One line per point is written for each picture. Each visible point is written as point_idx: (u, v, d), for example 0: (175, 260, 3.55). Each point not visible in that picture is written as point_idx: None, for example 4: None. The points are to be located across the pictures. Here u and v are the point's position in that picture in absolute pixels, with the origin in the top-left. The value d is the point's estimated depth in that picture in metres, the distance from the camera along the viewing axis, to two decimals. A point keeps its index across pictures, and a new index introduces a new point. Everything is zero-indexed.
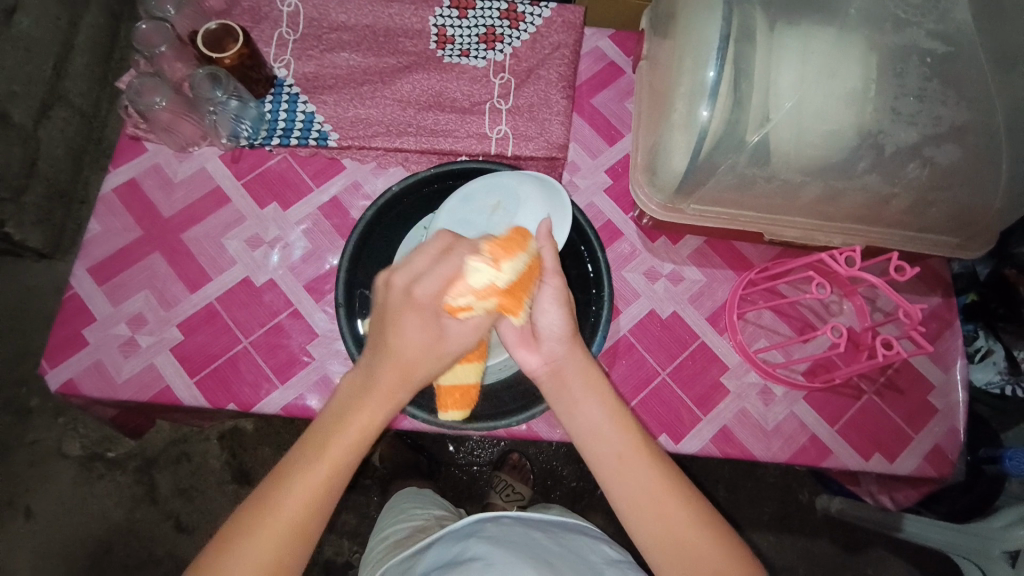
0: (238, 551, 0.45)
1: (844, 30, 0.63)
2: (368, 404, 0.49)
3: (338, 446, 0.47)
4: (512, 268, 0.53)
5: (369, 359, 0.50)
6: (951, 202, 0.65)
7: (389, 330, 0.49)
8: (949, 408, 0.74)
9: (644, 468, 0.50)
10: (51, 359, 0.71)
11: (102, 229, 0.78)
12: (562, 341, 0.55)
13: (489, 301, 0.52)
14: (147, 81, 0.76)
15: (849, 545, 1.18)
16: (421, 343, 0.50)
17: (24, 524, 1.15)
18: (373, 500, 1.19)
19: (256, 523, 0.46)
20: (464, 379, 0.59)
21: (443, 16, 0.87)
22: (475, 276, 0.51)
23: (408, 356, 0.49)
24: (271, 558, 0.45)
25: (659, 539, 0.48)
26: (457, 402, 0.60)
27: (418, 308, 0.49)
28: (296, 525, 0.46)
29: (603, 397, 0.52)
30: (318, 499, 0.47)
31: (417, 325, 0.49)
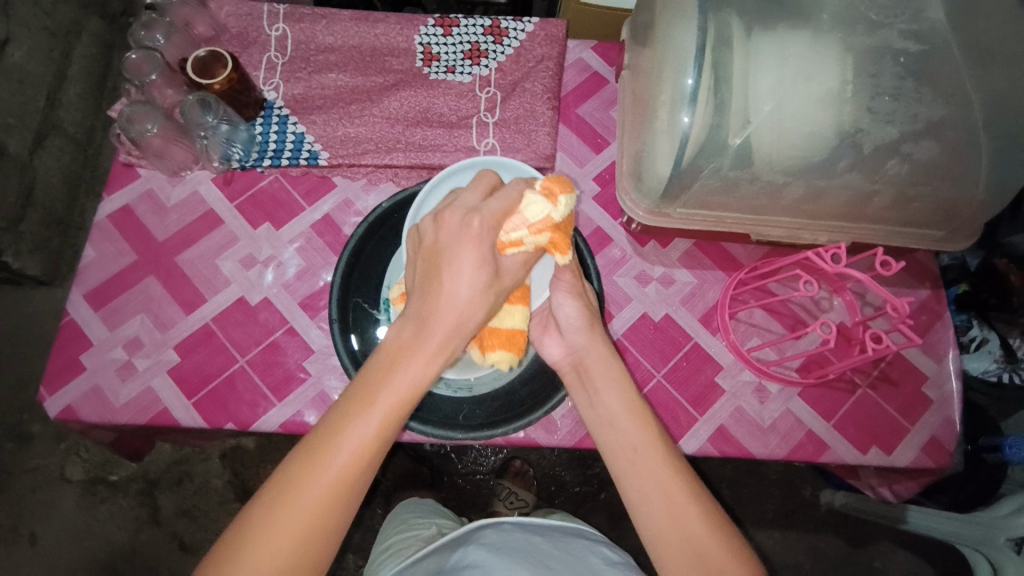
0: (281, 512, 0.42)
1: (819, 33, 0.64)
2: (421, 351, 0.46)
3: (391, 398, 0.44)
4: (566, 204, 0.55)
5: (420, 302, 0.48)
6: (932, 196, 0.66)
7: (444, 268, 0.49)
8: (943, 399, 0.74)
9: (657, 460, 0.50)
10: (49, 385, 0.71)
11: (97, 254, 0.79)
12: (580, 330, 0.60)
13: (542, 237, 0.53)
14: (137, 110, 0.76)
15: (854, 541, 1.18)
16: (477, 285, 0.49)
17: (27, 552, 1.14)
18: (376, 514, 1.17)
19: (300, 481, 0.42)
20: (512, 321, 0.58)
21: (428, 34, 0.88)
22: (531, 211, 0.53)
23: (463, 294, 0.48)
24: (317, 516, 0.42)
25: (660, 531, 0.48)
26: (502, 342, 0.57)
27: (475, 246, 0.49)
28: (344, 485, 0.43)
29: (622, 388, 0.55)
30: (368, 456, 0.43)
31: (473, 262, 0.49)
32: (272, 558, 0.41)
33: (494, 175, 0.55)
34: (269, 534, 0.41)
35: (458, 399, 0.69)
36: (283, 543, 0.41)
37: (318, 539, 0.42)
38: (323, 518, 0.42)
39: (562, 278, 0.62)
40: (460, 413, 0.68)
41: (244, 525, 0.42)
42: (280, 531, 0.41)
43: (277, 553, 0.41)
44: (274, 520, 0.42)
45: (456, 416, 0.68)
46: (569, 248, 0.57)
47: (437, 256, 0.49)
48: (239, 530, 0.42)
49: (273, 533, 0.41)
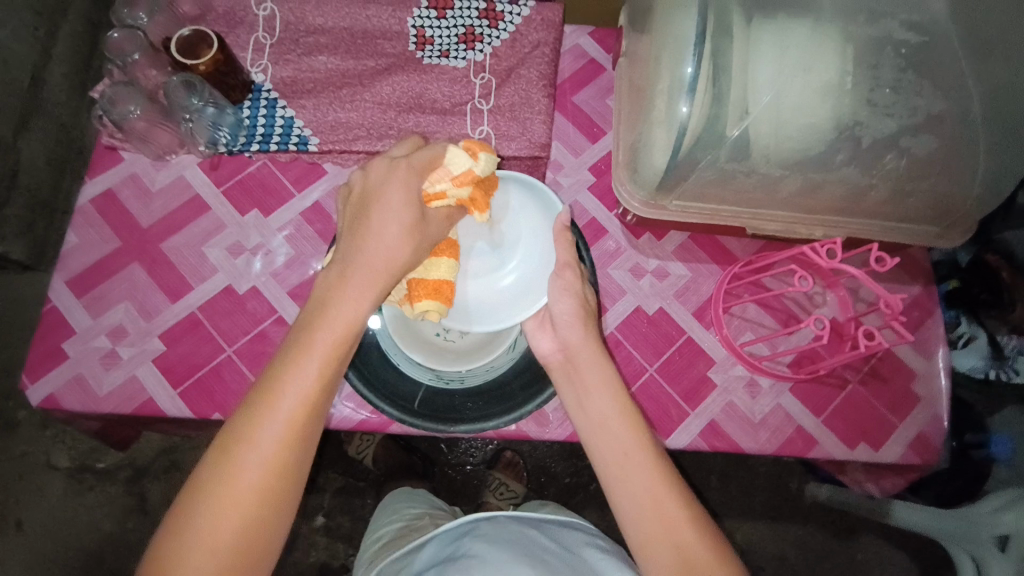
0: (236, 464, 0.43)
1: (820, 22, 0.63)
2: (354, 289, 0.50)
3: (329, 336, 0.47)
4: (486, 162, 0.58)
5: (349, 245, 0.52)
6: (931, 191, 0.65)
7: (372, 210, 0.53)
8: (932, 395, 0.75)
9: (646, 465, 0.50)
10: (31, 373, 0.70)
11: (79, 240, 0.77)
12: (574, 326, 0.59)
13: (464, 190, 0.57)
14: (120, 90, 0.75)
15: (839, 532, 1.19)
16: (404, 226, 0.53)
17: (15, 537, 1.13)
18: (367, 503, 1.19)
19: (253, 429, 0.44)
20: (438, 272, 0.60)
21: (421, 16, 0.86)
22: (453, 164, 0.56)
23: (389, 234, 0.52)
24: (277, 457, 0.44)
25: (644, 529, 0.48)
26: (428, 293, 0.59)
27: (401, 188, 0.53)
28: (297, 422, 0.45)
29: (611, 388, 0.55)
30: (315, 394, 0.46)
31: (400, 203, 0.53)
32: (237, 505, 0.42)
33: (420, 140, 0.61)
34: (233, 484, 0.43)
35: (450, 391, 0.68)
36: (245, 491, 0.43)
37: (280, 480, 0.44)
38: (282, 459, 0.44)
39: (563, 275, 0.61)
40: (453, 405, 0.68)
41: (203, 483, 0.43)
42: (241, 478, 0.43)
43: (242, 499, 0.43)
44: (232, 472, 0.43)
45: (448, 408, 0.67)
46: (488, 208, 0.60)
47: (364, 206, 0.53)
48: (198, 489, 0.43)
49: (236, 483, 0.43)
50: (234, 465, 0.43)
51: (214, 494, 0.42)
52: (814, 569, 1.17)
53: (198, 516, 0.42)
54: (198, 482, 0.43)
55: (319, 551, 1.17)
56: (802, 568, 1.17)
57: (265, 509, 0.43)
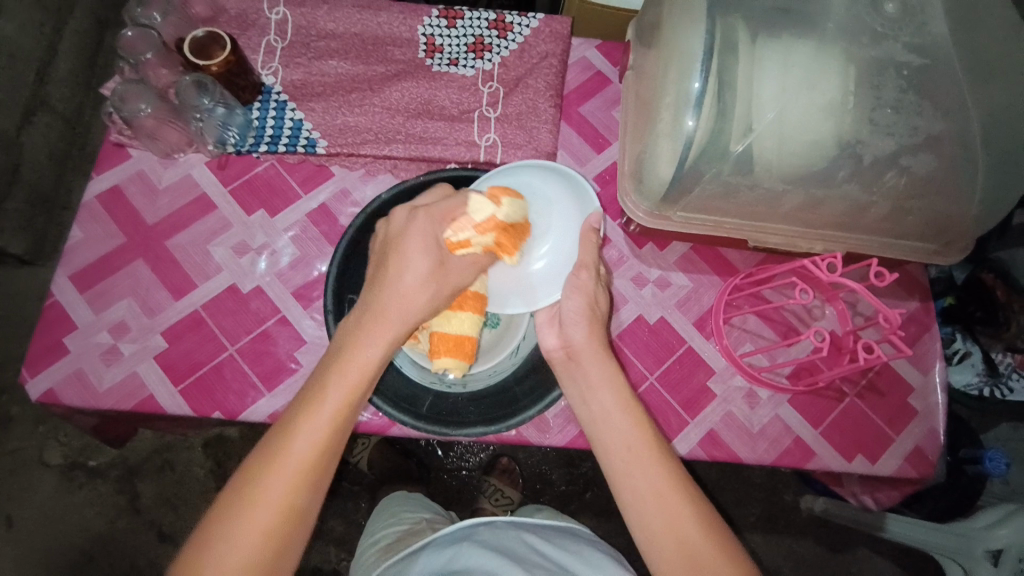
0: (245, 508, 0.44)
1: (824, 42, 0.64)
2: (371, 336, 0.51)
3: (345, 382, 0.48)
4: (507, 208, 0.61)
5: (370, 292, 0.53)
6: (929, 209, 0.67)
7: (392, 257, 0.54)
8: (928, 410, 0.76)
9: (650, 461, 0.50)
10: (31, 367, 0.70)
11: (84, 235, 0.77)
12: (579, 325, 0.60)
13: (487, 237, 0.59)
14: (131, 88, 0.74)
15: (833, 545, 1.20)
16: (422, 275, 0.53)
17: (3, 534, 1.12)
18: (361, 507, 1.18)
19: (266, 473, 0.44)
20: (459, 327, 0.61)
21: (432, 25, 0.87)
22: (476, 211, 0.58)
23: (407, 281, 0.53)
24: (288, 501, 0.44)
25: (648, 523, 0.48)
26: (449, 349, 0.61)
27: (418, 235, 0.55)
28: (309, 468, 0.45)
29: (615, 387, 0.56)
30: (329, 438, 0.47)
31: (419, 251, 0.54)
32: (243, 551, 0.43)
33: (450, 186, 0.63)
34: (243, 528, 0.43)
35: (453, 395, 0.68)
36: (252, 534, 0.43)
37: (289, 524, 0.44)
38: (292, 503, 0.44)
39: (579, 275, 0.62)
40: (454, 409, 0.68)
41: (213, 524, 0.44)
42: (251, 522, 0.43)
43: (249, 544, 0.43)
44: (241, 516, 0.43)
45: (449, 412, 0.67)
46: (515, 250, 0.62)
47: (385, 253, 0.55)
48: (207, 533, 0.43)
49: (246, 525, 0.43)
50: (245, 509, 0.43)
51: (223, 538, 0.43)
52: None
53: (204, 561, 0.42)
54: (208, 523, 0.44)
55: (311, 555, 1.16)
56: None
57: (271, 555, 0.43)
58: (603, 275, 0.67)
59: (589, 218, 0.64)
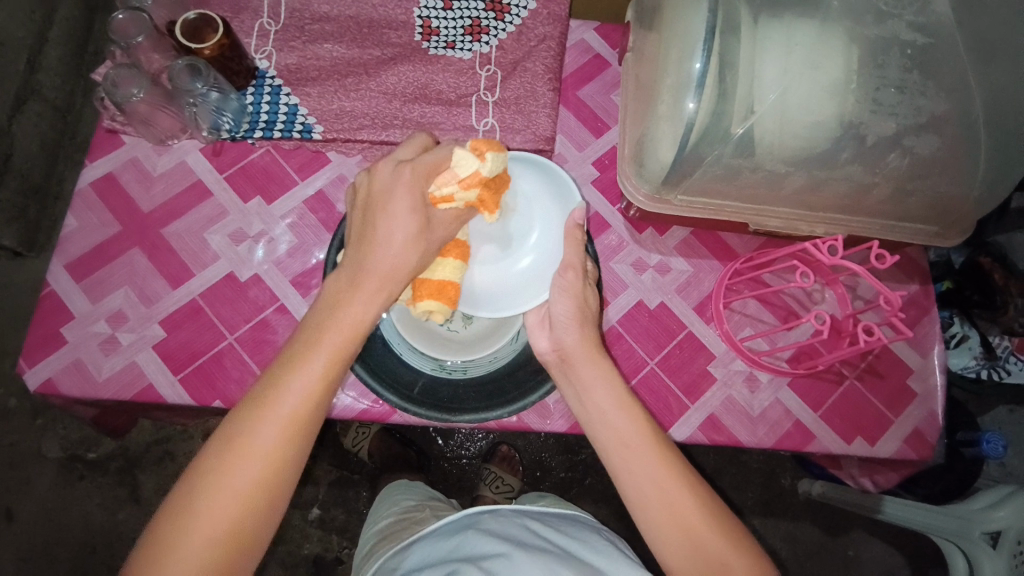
0: (233, 457, 0.43)
1: (827, 22, 0.64)
2: (361, 294, 0.50)
3: (336, 338, 0.48)
4: (494, 162, 0.57)
5: (357, 249, 0.52)
6: (931, 190, 0.66)
7: (379, 215, 0.53)
8: (927, 392, 0.76)
9: (650, 455, 0.50)
10: (29, 358, 0.69)
11: (78, 224, 0.76)
12: (570, 328, 0.59)
13: (471, 193, 0.57)
14: (123, 73, 0.71)
15: (829, 528, 1.21)
16: (411, 232, 0.52)
17: (4, 527, 1.12)
18: (362, 496, 1.19)
19: (254, 425, 0.44)
20: (442, 273, 0.61)
21: (428, 7, 0.85)
22: (460, 168, 0.56)
23: (397, 240, 0.52)
24: (274, 455, 0.44)
25: (649, 511, 0.49)
26: (432, 293, 0.60)
27: (407, 193, 0.53)
28: (295, 423, 0.45)
29: (606, 382, 0.55)
30: (316, 394, 0.46)
31: (407, 209, 0.53)
32: (231, 502, 0.42)
33: (430, 139, 0.60)
34: (228, 478, 0.43)
35: (453, 380, 0.68)
36: (241, 483, 0.43)
37: (275, 476, 0.44)
38: (280, 455, 0.44)
39: (565, 276, 0.61)
40: (454, 395, 0.68)
41: (196, 475, 0.43)
42: (238, 473, 0.43)
43: (235, 494, 0.43)
44: (229, 465, 0.43)
45: (449, 398, 0.67)
46: (495, 208, 0.61)
47: (371, 210, 0.53)
48: (194, 482, 0.43)
49: (233, 476, 0.43)
50: (229, 461, 0.43)
51: (210, 487, 0.42)
52: (805, 564, 1.19)
53: (193, 507, 0.42)
54: (191, 475, 0.43)
55: (313, 543, 1.16)
56: (793, 563, 1.19)
57: (257, 506, 0.43)
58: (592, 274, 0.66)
59: (572, 213, 0.62)
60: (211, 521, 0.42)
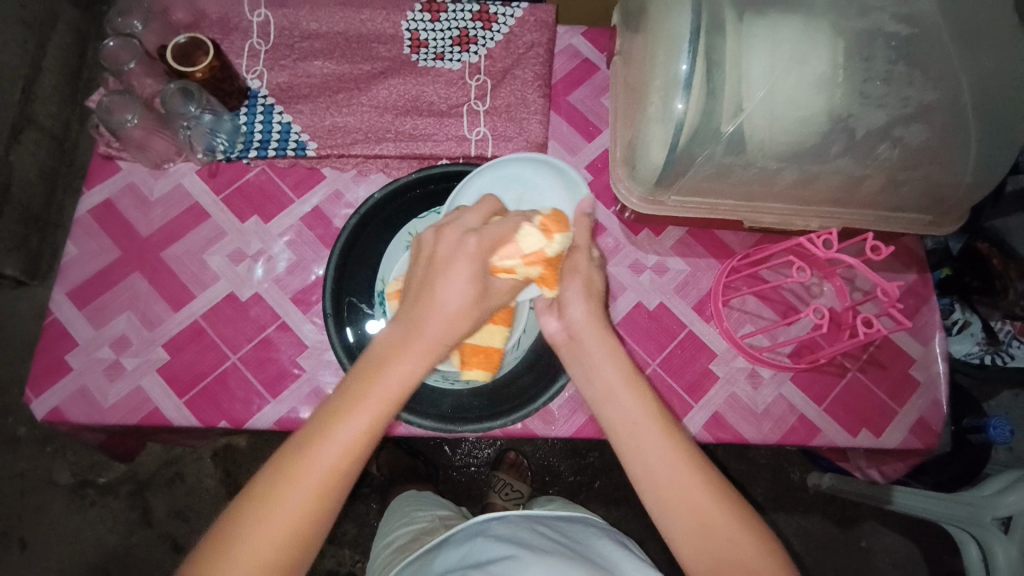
0: (273, 503, 0.43)
1: (811, 17, 0.64)
2: (412, 351, 0.49)
3: (382, 396, 0.46)
4: (560, 242, 0.59)
5: (412, 308, 0.51)
6: (924, 179, 0.67)
7: (439, 281, 0.51)
8: (931, 380, 0.76)
9: (660, 439, 0.49)
10: (35, 387, 0.70)
11: (79, 252, 0.77)
12: (579, 305, 0.57)
13: (532, 269, 0.57)
14: (116, 100, 0.73)
15: (841, 520, 1.21)
16: (466, 298, 0.51)
17: (17, 556, 1.12)
18: (372, 508, 1.19)
19: (294, 476, 0.44)
20: (491, 340, 0.61)
21: (415, 20, 0.86)
22: (527, 243, 0.56)
23: (452, 306, 0.51)
24: (309, 507, 0.44)
25: (660, 496, 0.48)
26: (480, 362, 0.61)
27: (470, 263, 0.52)
28: (333, 479, 0.44)
29: (618, 363, 0.54)
30: (358, 450, 0.45)
31: (467, 278, 0.51)
32: (264, 548, 0.42)
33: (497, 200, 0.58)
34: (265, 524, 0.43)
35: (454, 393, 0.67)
36: (274, 531, 0.43)
37: (310, 529, 0.44)
38: (318, 509, 0.44)
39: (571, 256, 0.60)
40: (459, 406, 0.68)
41: (236, 520, 0.43)
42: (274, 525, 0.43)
43: (270, 545, 0.43)
44: (269, 512, 0.43)
45: (453, 409, 0.68)
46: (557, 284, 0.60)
47: (431, 266, 0.52)
48: (235, 520, 0.43)
49: (268, 526, 0.43)
50: (268, 505, 0.43)
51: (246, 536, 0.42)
52: (818, 558, 1.19)
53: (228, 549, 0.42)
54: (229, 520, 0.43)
55: (325, 558, 1.17)
56: (806, 557, 1.19)
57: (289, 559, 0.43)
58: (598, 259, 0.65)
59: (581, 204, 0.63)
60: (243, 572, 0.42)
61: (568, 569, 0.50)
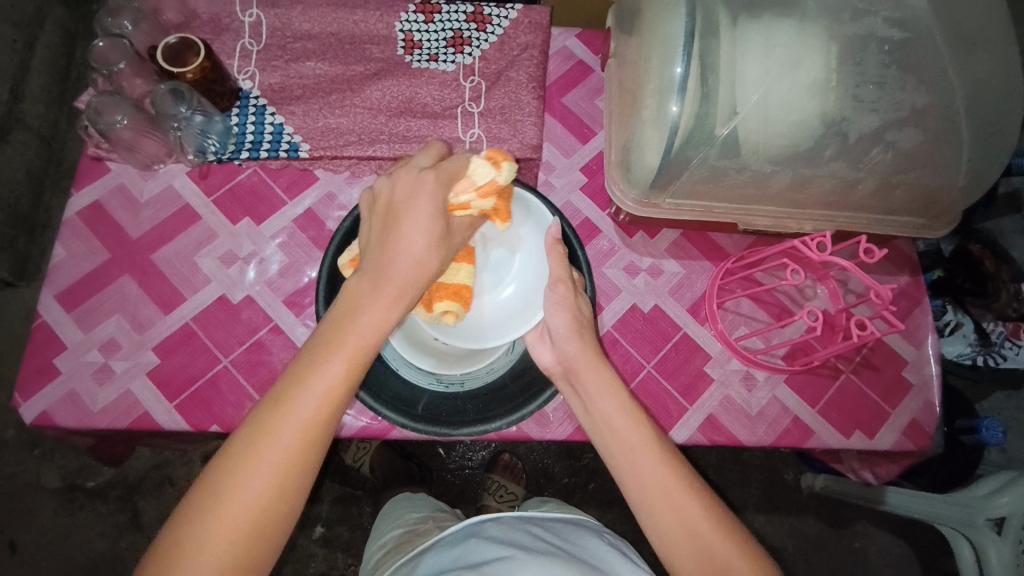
0: (254, 457, 0.43)
1: (805, 20, 0.64)
2: (380, 301, 0.49)
3: (355, 342, 0.47)
4: (509, 171, 0.58)
5: (376, 254, 0.51)
6: (916, 183, 0.67)
7: (400, 223, 0.52)
8: (923, 382, 0.76)
9: (654, 459, 0.50)
10: (22, 391, 0.68)
11: (67, 254, 0.75)
12: (569, 340, 0.60)
13: (487, 201, 0.57)
14: (106, 101, 0.72)
15: (834, 521, 1.21)
16: (431, 238, 0.52)
17: (7, 560, 1.10)
18: (366, 511, 1.18)
19: (274, 427, 0.43)
20: (459, 277, 0.62)
21: (409, 21, 0.85)
22: (478, 175, 0.56)
23: (417, 246, 0.51)
24: (293, 458, 0.43)
25: (659, 523, 0.48)
26: (452, 297, 0.61)
27: (430, 200, 0.52)
28: (315, 427, 0.44)
29: (614, 392, 0.55)
30: (336, 397, 0.45)
31: (428, 216, 0.52)
32: (249, 500, 0.42)
33: (444, 147, 0.60)
34: (248, 478, 0.42)
35: (452, 394, 0.68)
36: (259, 482, 0.42)
37: (292, 481, 0.44)
38: (297, 461, 0.44)
39: (555, 289, 0.62)
40: (454, 408, 0.67)
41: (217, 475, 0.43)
42: (257, 475, 0.43)
43: (253, 497, 0.42)
44: (251, 464, 0.43)
45: (448, 412, 0.66)
46: (509, 216, 0.62)
47: (390, 216, 0.53)
48: (218, 478, 0.43)
49: (253, 472, 0.43)
50: (248, 461, 0.43)
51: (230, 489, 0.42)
52: (812, 559, 1.19)
53: (212, 507, 0.42)
54: (207, 478, 0.43)
55: (318, 562, 1.16)
56: (799, 558, 1.19)
57: (274, 511, 0.43)
58: (581, 281, 0.67)
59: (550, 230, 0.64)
60: (225, 526, 0.42)
61: (561, 569, 0.50)
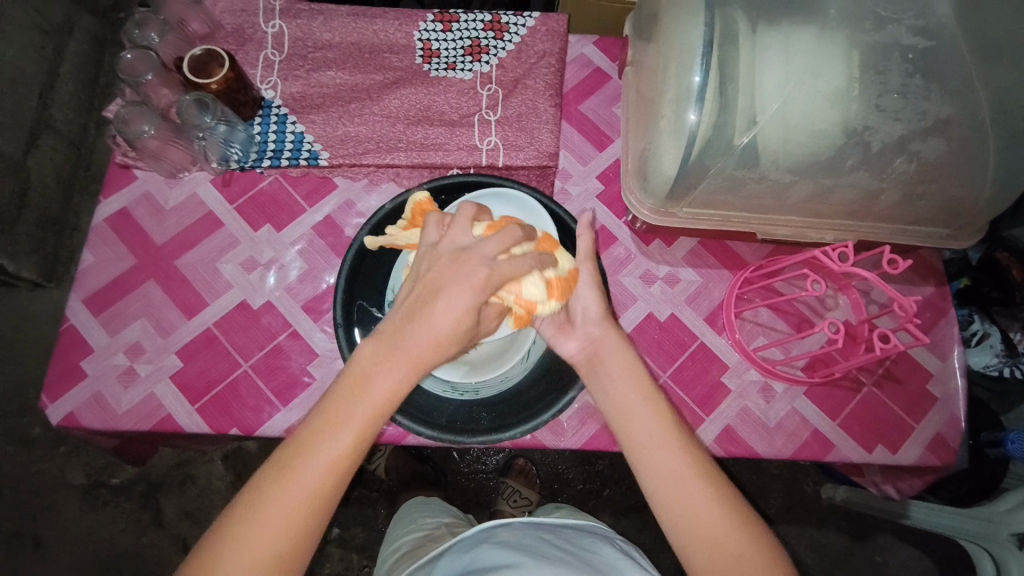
0: (255, 520, 0.42)
1: (827, 29, 0.63)
2: (393, 373, 0.45)
3: (361, 417, 0.44)
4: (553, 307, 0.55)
5: (401, 322, 0.47)
6: (940, 194, 0.66)
7: (437, 303, 0.46)
8: (949, 396, 0.75)
9: (667, 443, 0.50)
10: (50, 393, 0.70)
11: (95, 259, 0.78)
12: (598, 322, 0.59)
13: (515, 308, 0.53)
14: (134, 110, 0.75)
15: (854, 533, 1.19)
16: (460, 325, 0.47)
17: (34, 554, 1.14)
18: (381, 513, 1.19)
19: (275, 493, 0.42)
20: None
21: (427, 30, 0.86)
22: (527, 288, 0.52)
23: (444, 331, 0.46)
24: (293, 526, 0.42)
25: (669, 506, 0.48)
26: None
27: (472, 293, 0.47)
28: (316, 498, 0.43)
29: (635, 378, 0.54)
30: (340, 468, 0.44)
31: (466, 306, 0.46)
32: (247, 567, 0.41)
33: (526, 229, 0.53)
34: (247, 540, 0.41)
35: (466, 402, 0.68)
36: (258, 548, 0.41)
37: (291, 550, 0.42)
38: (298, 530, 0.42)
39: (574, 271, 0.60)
40: (467, 416, 0.67)
41: (214, 543, 0.42)
42: (256, 541, 0.41)
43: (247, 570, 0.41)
44: (252, 528, 0.42)
45: (462, 420, 0.67)
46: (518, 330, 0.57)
47: (429, 287, 0.48)
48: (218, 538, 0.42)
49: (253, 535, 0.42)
50: (248, 523, 0.42)
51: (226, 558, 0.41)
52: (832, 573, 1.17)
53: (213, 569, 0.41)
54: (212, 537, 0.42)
55: (334, 562, 1.17)
56: (818, 571, 1.17)
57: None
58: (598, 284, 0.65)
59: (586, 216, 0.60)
60: None
61: None
